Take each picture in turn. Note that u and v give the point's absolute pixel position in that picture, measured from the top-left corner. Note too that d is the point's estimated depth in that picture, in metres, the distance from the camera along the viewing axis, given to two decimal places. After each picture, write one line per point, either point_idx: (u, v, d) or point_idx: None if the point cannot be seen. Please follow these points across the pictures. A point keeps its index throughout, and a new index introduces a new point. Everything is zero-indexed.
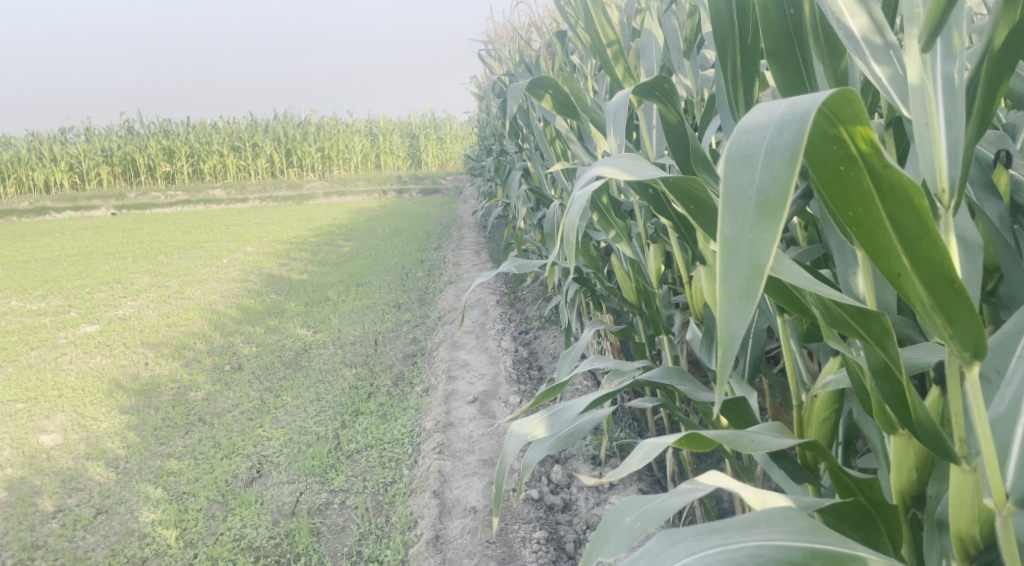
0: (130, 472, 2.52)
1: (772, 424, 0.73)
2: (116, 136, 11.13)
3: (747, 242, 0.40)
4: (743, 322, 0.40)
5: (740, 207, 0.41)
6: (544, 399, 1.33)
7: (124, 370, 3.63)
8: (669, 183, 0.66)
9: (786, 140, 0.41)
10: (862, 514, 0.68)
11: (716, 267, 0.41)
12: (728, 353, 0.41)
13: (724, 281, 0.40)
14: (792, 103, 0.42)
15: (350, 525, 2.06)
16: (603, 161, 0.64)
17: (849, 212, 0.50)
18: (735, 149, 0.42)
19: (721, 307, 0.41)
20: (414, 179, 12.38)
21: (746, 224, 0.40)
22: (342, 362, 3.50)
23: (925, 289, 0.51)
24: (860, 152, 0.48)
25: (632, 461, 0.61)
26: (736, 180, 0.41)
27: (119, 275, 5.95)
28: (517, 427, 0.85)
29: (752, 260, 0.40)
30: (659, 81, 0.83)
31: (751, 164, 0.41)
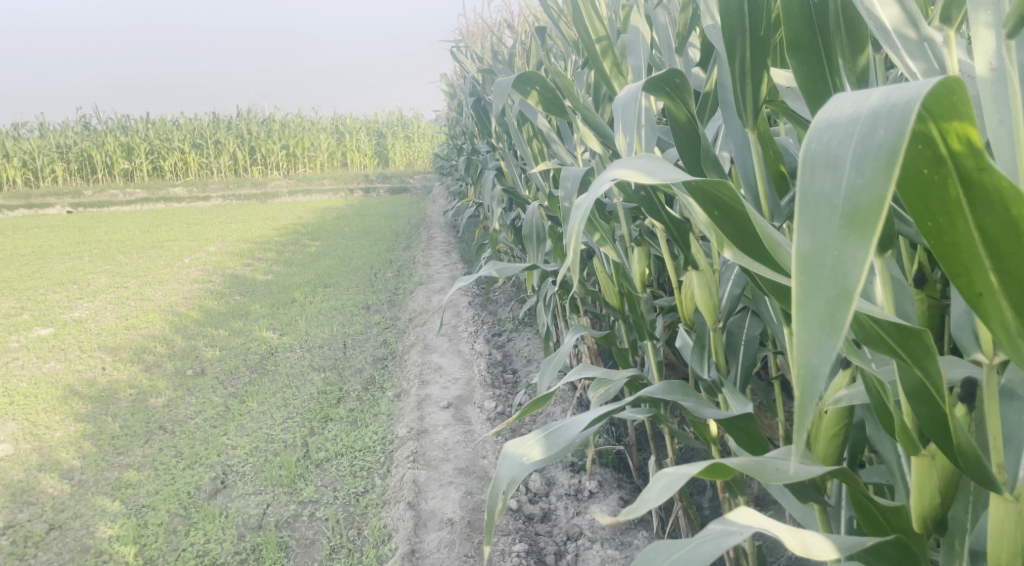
0: (86, 484, 2.39)
1: (792, 449, 0.68)
2: (71, 132, 10.76)
3: (831, 259, 0.35)
4: (827, 356, 0.35)
5: (823, 217, 0.36)
6: (529, 409, 1.28)
7: (79, 376, 3.47)
8: (688, 185, 0.60)
9: (881, 138, 0.35)
10: (900, 550, 0.63)
11: (794, 289, 0.36)
12: (806, 389, 0.36)
13: (803, 306, 0.35)
14: (885, 94, 0.37)
15: (320, 538, 1.97)
16: (620, 163, 0.58)
17: (927, 221, 0.44)
18: (817, 149, 0.37)
19: (798, 335, 0.35)
20: (381, 178, 12.23)
21: (830, 239, 0.35)
22: (309, 366, 3.40)
23: (1011, 310, 0.45)
24: (951, 151, 0.42)
25: (649, 495, 0.57)
26: (819, 185, 0.36)
27: (75, 276, 5.73)
28: (511, 448, 0.80)
29: (838, 280, 0.35)
30: (671, 75, 0.78)
31: (837, 166, 0.36)
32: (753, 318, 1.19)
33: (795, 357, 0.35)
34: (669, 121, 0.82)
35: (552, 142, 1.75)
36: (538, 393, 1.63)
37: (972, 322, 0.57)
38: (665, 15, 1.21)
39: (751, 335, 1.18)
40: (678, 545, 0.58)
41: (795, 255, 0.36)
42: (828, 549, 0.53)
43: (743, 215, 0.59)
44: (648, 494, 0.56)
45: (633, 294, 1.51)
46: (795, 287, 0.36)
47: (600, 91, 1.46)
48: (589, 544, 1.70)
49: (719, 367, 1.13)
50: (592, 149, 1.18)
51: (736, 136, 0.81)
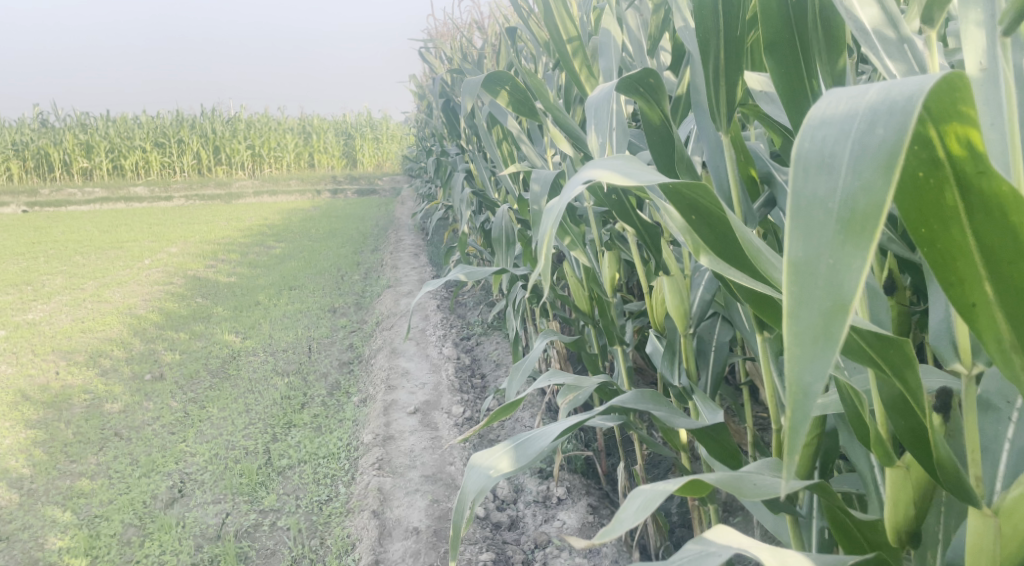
0: (35, 494, 2.30)
1: (768, 461, 0.66)
2: (28, 129, 10.44)
3: (825, 268, 0.33)
4: (820, 375, 0.33)
5: (817, 221, 0.34)
6: (498, 417, 1.25)
7: (31, 381, 3.34)
8: (665, 189, 0.58)
9: (879, 137, 0.34)
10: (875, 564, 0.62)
11: (786, 300, 0.34)
12: (797, 405, 0.34)
13: (794, 318, 0.33)
14: (882, 90, 0.35)
15: (281, 549, 1.91)
16: (596, 163, 0.56)
17: (920, 228, 0.43)
18: (810, 149, 0.35)
19: (790, 351, 0.34)
20: (349, 179, 12.10)
21: (824, 246, 0.33)
22: (273, 371, 3.33)
23: (1004, 320, 0.44)
24: (948, 153, 0.40)
25: (626, 514, 0.55)
26: (813, 187, 0.34)
27: (28, 277, 5.54)
28: (479, 460, 0.76)
29: (833, 292, 0.33)
30: (644, 74, 0.76)
31: (832, 168, 0.34)
32: (723, 324, 1.19)
33: (787, 374, 0.34)
34: (642, 124, 0.80)
35: (522, 143, 1.72)
36: (507, 399, 1.60)
37: (951, 331, 0.55)
38: (637, 17, 1.19)
39: (721, 341, 1.17)
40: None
41: (786, 263, 0.34)
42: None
43: (721, 220, 0.57)
44: (625, 513, 0.54)
45: (603, 299, 1.50)
46: (786, 297, 0.34)
47: (571, 93, 1.44)
48: (557, 553, 1.68)
49: (690, 374, 1.11)
50: (563, 151, 1.15)
51: (710, 139, 0.79)
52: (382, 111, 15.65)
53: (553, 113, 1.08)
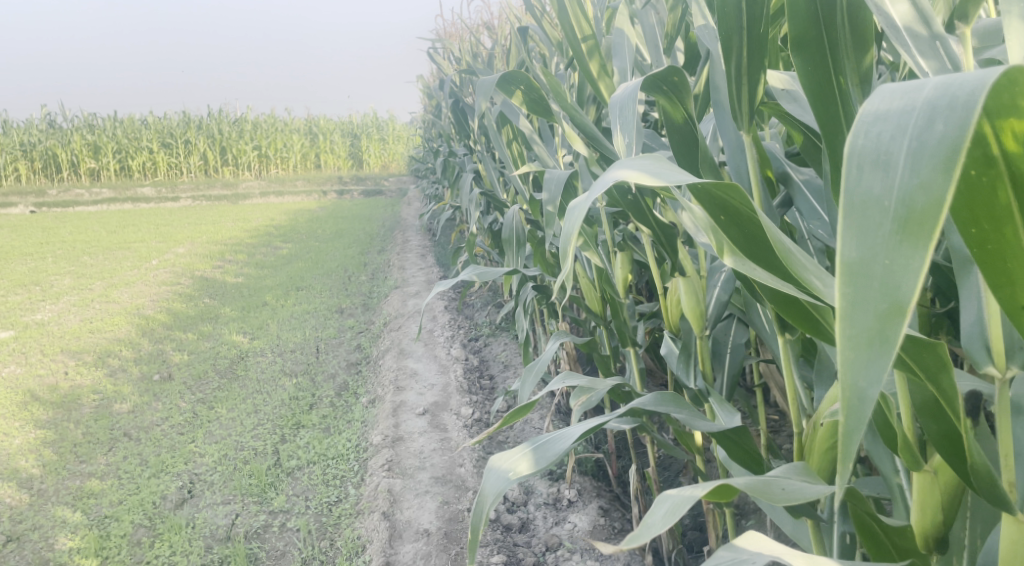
0: (45, 494, 2.30)
1: (795, 466, 0.65)
2: (36, 129, 10.48)
3: (882, 269, 0.33)
4: (878, 378, 0.33)
5: (872, 220, 0.33)
6: (511, 419, 1.24)
7: (41, 380, 3.36)
8: (694, 189, 0.57)
9: (940, 132, 0.33)
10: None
11: (839, 302, 0.33)
12: (854, 409, 0.34)
13: (847, 321, 0.33)
14: (940, 84, 0.34)
15: (291, 550, 1.90)
16: (624, 163, 0.55)
17: (971, 227, 0.42)
18: (865, 145, 0.35)
19: (843, 354, 0.33)
20: (355, 180, 12.12)
21: (879, 245, 0.33)
22: (281, 371, 3.33)
23: None
24: (1004, 152, 0.39)
25: (653, 520, 0.54)
26: (868, 185, 0.34)
27: (37, 277, 5.57)
28: (498, 462, 0.75)
29: (889, 293, 0.32)
30: (668, 74, 0.76)
31: (889, 165, 0.33)
32: (739, 325, 1.18)
33: (841, 379, 0.34)
34: (664, 122, 0.80)
35: (534, 144, 1.71)
36: (519, 401, 1.59)
37: (983, 333, 0.54)
38: (653, 16, 1.18)
39: (738, 343, 1.16)
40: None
41: (840, 262, 0.33)
42: None
43: (750, 218, 0.56)
44: (652, 518, 0.53)
45: (616, 300, 1.49)
46: (840, 299, 0.33)
47: (584, 92, 1.43)
48: (568, 556, 1.67)
49: (706, 376, 1.10)
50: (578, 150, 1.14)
51: (731, 139, 0.78)
52: (388, 111, 15.66)
53: (569, 112, 1.07)
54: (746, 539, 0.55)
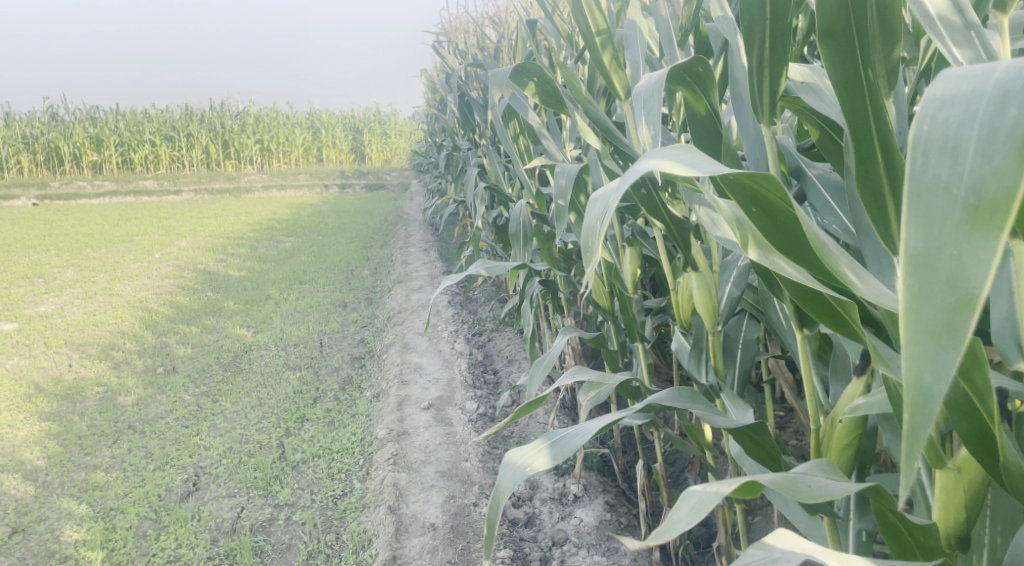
0: (51, 486, 2.30)
1: (819, 463, 0.64)
2: (38, 122, 10.47)
3: (949, 260, 0.32)
4: (944, 374, 0.32)
5: (939, 210, 0.33)
6: (522, 413, 1.24)
7: (44, 373, 3.36)
8: (726, 180, 0.57)
9: (1014, 120, 0.33)
10: None
11: (904, 295, 0.33)
12: (918, 407, 0.34)
13: (912, 315, 0.33)
14: (1011, 70, 0.34)
15: (296, 543, 1.90)
16: (655, 154, 0.54)
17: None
18: (931, 132, 0.35)
19: (907, 351, 0.33)
20: (357, 173, 12.10)
21: (947, 234, 0.32)
22: (285, 365, 3.33)
23: None
24: None
25: (679, 516, 0.53)
26: (935, 173, 0.34)
27: (41, 270, 5.57)
28: (514, 457, 0.75)
29: (956, 286, 0.32)
30: (693, 65, 0.75)
31: (957, 152, 0.33)
32: (751, 320, 1.17)
33: (904, 375, 0.34)
34: (688, 115, 0.80)
35: (543, 137, 1.70)
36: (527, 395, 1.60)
37: (1016, 331, 0.54)
38: (666, 8, 1.17)
39: (749, 338, 1.16)
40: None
41: (905, 253, 0.33)
42: None
43: (783, 211, 0.55)
44: (678, 514, 0.53)
45: (625, 294, 1.49)
46: (904, 292, 0.33)
47: (595, 84, 1.42)
48: (575, 551, 1.67)
49: (718, 372, 1.10)
50: (591, 143, 1.13)
51: (750, 132, 0.77)
52: (390, 106, 15.63)
53: (584, 105, 1.06)
54: (776, 537, 0.56)
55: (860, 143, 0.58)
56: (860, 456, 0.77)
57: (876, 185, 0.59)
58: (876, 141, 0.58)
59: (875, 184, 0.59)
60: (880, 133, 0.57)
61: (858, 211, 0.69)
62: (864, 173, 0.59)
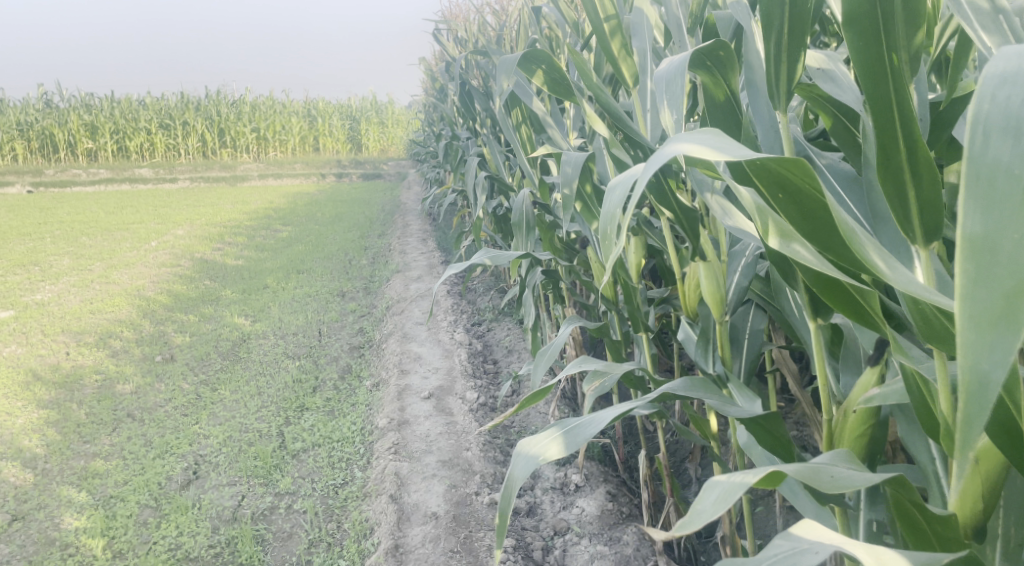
0: (50, 473, 2.29)
1: (839, 453, 0.64)
2: (33, 109, 10.39)
3: (1007, 245, 0.38)
4: (1000, 358, 0.39)
5: (999, 198, 0.39)
6: (529, 403, 1.24)
7: (42, 360, 3.34)
8: (753, 165, 0.57)
9: None
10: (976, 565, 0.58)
11: (966, 278, 0.40)
12: (978, 383, 0.42)
13: (971, 299, 0.40)
14: None
15: (298, 532, 1.90)
16: (682, 141, 0.54)
17: None
18: (991, 115, 0.41)
19: (965, 333, 0.40)
20: (354, 163, 12.05)
21: (1005, 220, 0.39)
22: (283, 354, 3.32)
23: None
24: None
25: (704, 508, 0.53)
26: (995, 157, 0.40)
27: (37, 257, 5.54)
28: (528, 447, 0.75)
29: (1014, 271, 0.38)
30: (716, 47, 0.78)
31: (1018, 136, 0.40)
32: (758, 311, 1.17)
33: (962, 357, 0.41)
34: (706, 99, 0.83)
35: (547, 126, 1.70)
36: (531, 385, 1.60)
37: None
38: None
39: (755, 329, 1.16)
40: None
41: (963, 236, 0.40)
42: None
43: (810, 198, 0.56)
44: (702, 505, 0.52)
45: (629, 284, 1.49)
46: (965, 276, 0.40)
47: (602, 72, 1.42)
48: (577, 540, 1.68)
49: (725, 362, 1.10)
50: (599, 132, 1.12)
51: (763, 119, 0.77)
52: (386, 95, 15.55)
53: (595, 92, 1.05)
54: (802, 527, 0.56)
55: (883, 128, 0.58)
56: (872, 447, 0.76)
57: (897, 173, 0.60)
58: (898, 127, 0.58)
59: (896, 171, 0.59)
60: (902, 117, 0.58)
61: (877, 199, 0.69)
62: (885, 160, 0.59)
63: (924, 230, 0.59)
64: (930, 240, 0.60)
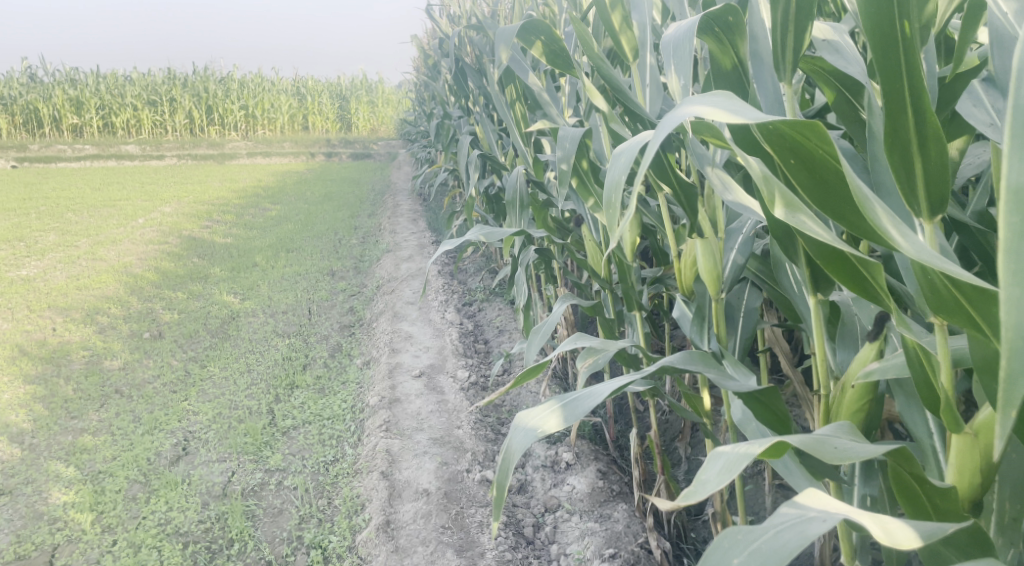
0: (37, 449, 2.27)
1: (841, 426, 0.64)
2: (16, 83, 10.20)
3: None
4: None
5: None
6: (524, 378, 1.23)
7: (28, 336, 3.31)
8: (766, 130, 0.56)
9: None
10: (976, 539, 0.58)
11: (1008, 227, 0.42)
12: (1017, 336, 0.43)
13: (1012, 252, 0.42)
14: None
15: (288, 507, 1.90)
16: (698, 104, 0.55)
17: None
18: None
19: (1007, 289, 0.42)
20: (344, 142, 11.93)
21: None
22: (273, 332, 3.31)
23: None
24: None
25: (707, 479, 0.52)
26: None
27: (22, 233, 5.48)
28: (526, 420, 0.74)
29: None
30: (726, 13, 0.77)
31: None
32: (753, 289, 1.17)
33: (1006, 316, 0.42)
34: (712, 68, 0.84)
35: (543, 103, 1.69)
36: (525, 363, 1.60)
37: None
38: None
39: (751, 306, 1.16)
40: (755, 533, 0.53)
41: (1006, 186, 0.42)
42: (910, 537, 0.50)
43: (823, 164, 0.55)
44: (706, 476, 0.52)
45: (624, 262, 1.48)
46: (1007, 226, 0.42)
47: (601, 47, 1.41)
48: (567, 517, 1.69)
49: (720, 338, 1.10)
50: (598, 105, 1.11)
51: (765, 90, 0.76)
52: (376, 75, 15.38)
53: (596, 63, 1.03)
54: (805, 498, 0.56)
55: (892, 98, 0.59)
56: (868, 422, 0.77)
57: (903, 142, 0.60)
58: (909, 94, 0.58)
59: (903, 142, 0.60)
60: (912, 86, 0.58)
61: (881, 172, 0.69)
62: (893, 132, 0.60)
63: (929, 203, 0.60)
64: (934, 214, 0.61)
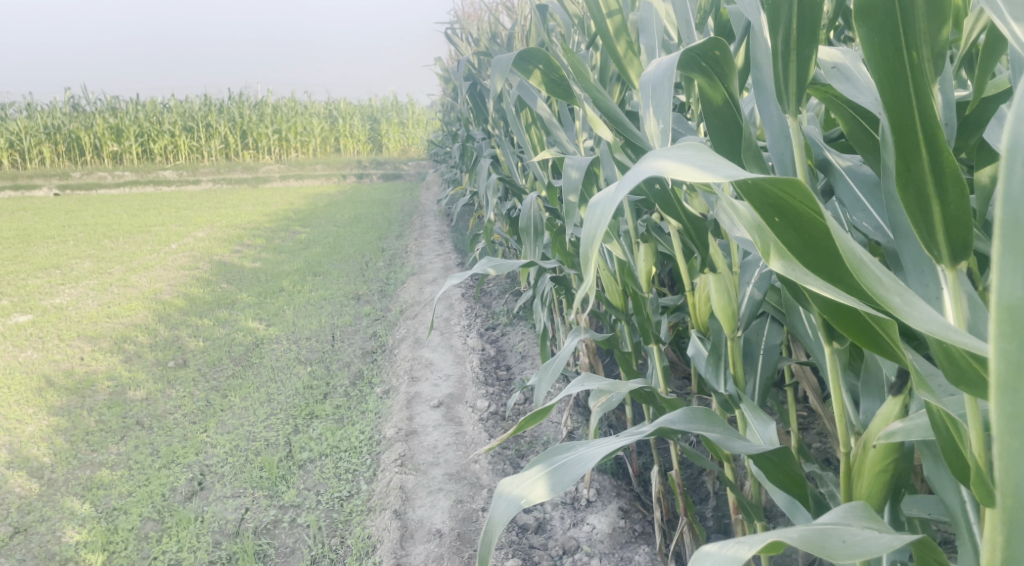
0: (56, 484, 2.27)
1: (856, 506, 0.57)
2: (59, 113, 10.52)
3: None
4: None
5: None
6: (527, 424, 1.16)
7: (57, 366, 3.34)
8: (743, 186, 0.50)
9: None
10: None
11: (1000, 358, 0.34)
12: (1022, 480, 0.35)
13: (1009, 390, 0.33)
14: None
15: (300, 547, 1.85)
16: (667, 159, 0.49)
17: None
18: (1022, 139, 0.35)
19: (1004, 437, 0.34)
20: (374, 163, 12.03)
21: None
22: (296, 359, 3.29)
23: None
24: None
25: None
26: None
27: (59, 261, 5.59)
28: (509, 487, 0.69)
29: None
30: (711, 47, 0.73)
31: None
32: (774, 325, 1.08)
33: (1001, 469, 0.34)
34: (704, 104, 0.77)
35: (553, 128, 1.63)
36: (536, 402, 1.54)
37: None
38: None
39: (772, 344, 1.07)
40: None
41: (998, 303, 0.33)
42: None
43: (811, 221, 0.49)
44: None
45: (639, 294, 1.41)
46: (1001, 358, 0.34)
47: (608, 70, 1.35)
48: (586, 560, 1.60)
49: (737, 380, 1.01)
50: (601, 135, 1.05)
51: (769, 124, 0.70)
52: (406, 97, 15.51)
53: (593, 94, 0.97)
54: None
55: (901, 134, 0.52)
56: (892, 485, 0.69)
57: (919, 183, 0.53)
58: (920, 136, 0.52)
59: (918, 182, 0.53)
60: (924, 120, 0.52)
61: (897, 211, 0.62)
62: (905, 171, 0.53)
63: (951, 248, 0.53)
64: (957, 260, 0.53)
